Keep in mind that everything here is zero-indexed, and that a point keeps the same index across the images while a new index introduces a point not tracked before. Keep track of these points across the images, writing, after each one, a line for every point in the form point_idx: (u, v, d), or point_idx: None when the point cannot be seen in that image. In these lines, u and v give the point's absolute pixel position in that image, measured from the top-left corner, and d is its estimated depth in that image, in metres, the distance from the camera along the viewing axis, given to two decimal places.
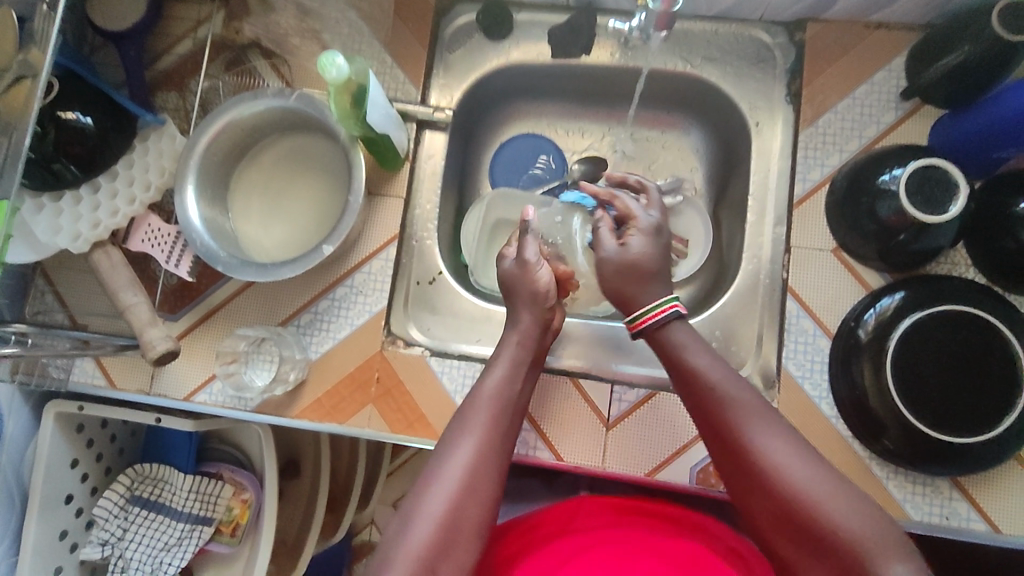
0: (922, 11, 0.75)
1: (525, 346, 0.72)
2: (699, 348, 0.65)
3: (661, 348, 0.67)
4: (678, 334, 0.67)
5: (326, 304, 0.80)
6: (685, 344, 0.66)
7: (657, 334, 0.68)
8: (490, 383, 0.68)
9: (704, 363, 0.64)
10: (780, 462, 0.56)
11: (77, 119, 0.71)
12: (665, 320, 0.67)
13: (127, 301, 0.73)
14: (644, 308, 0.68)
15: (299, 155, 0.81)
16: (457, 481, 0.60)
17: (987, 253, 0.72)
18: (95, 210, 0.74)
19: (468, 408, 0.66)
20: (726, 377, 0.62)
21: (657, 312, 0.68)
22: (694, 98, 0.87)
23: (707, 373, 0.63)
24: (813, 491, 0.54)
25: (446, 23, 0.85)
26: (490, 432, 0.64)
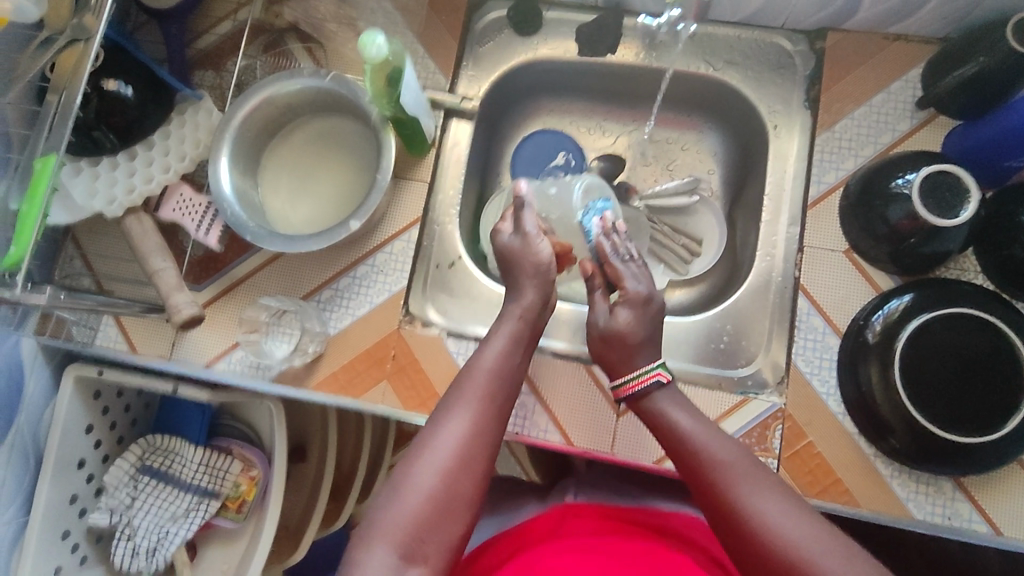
0: (941, 24, 0.77)
1: (526, 323, 0.71)
2: (684, 412, 0.64)
3: (646, 415, 0.66)
4: (662, 405, 0.65)
5: (348, 282, 0.82)
6: (672, 407, 0.65)
7: (642, 404, 0.67)
8: (487, 360, 0.66)
9: (689, 425, 0.62)
10: (777, 521, 0.53)
11: (120, 89, 0.74)
12: (647, 388, 0.66)
13: (155, 266, 0.76)
14: (630, 376, 0.68)
15: (329, 136, 0.83)
16: (448, 454, 0.58)
17: (995, 259, 0.74)
18: (130, 176, 0.77)
19: (463, 379, 0.64)
20: (712, 437, 0.61)
21: (638, 381, 0.67)
22: (714, 100, 0.89)
23: (692, 434, 0.61)
24: (808, 543, 0.51)
25: (478, 17, 0.88)
26: (485, 408, 0.62)
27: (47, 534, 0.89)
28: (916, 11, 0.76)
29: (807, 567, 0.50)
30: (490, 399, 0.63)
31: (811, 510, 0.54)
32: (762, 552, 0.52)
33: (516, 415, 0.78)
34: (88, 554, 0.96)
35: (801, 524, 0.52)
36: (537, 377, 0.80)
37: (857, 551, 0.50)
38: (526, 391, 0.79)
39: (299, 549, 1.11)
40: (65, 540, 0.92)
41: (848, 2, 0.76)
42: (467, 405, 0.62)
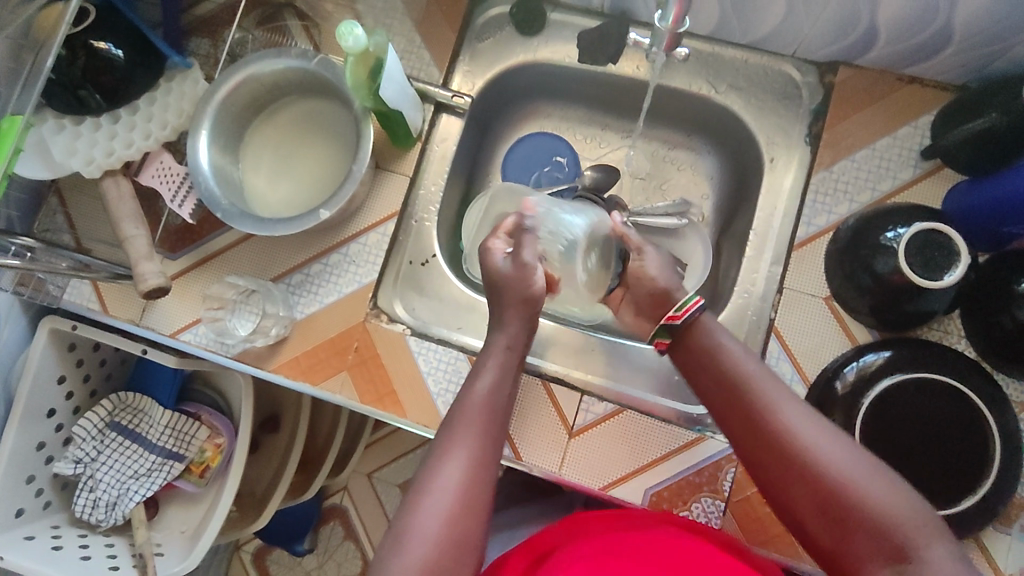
0: (958, 72, 0.73)
1: (516, 348, 0.68)
2: (735, 343, 0.63)
3: (688, 340, 0.65)
4: (711, 327, 0.65)
5: (319, 268, 0.81)
6: (717, 333, 0.64)
7: (690, 330, 0.65)
8: (478, 391, 0.64)
9: (736, 353, 0.62)
10: (805, 443, 0.55)
11: (109, 50, 0.73)
12: (697, 312, 0.66)
13: (127, 232, 0.76)
14: (675, 304, 0.67)
15: (315, 118, 0.82)
16: (450, 495, 0.57)
17: (980, 326, 0.70)
18: (111, 139, 0.77)
19: (456, 415, 0.62)
20: (768, 381, 0.59)
21: (687, 307, 0.66)
22: (715, 124, 0.86)
23: (742, 363, 0.61)
24: (833, 464, 0.53)
25: (480, 12, 0.85)
26: (481, 443, 0.60)
27: (10, 477, 0.91)
28: (933, 55, 0.72)
29: (850, 482, 0.52)
30: (487, 428, 0.62)
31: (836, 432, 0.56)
32: (803, 474, 0.54)
33: None
34: (52, 500, 0.98)
35: (827, 442, 0.55)
36: None
37: (877, 470, 0.53)
38: None
39: (262, 517, 1.11)
40: (30, 484, 0.94)
41: (861, 37, 0.72)
42: (463, 440, 0.60)
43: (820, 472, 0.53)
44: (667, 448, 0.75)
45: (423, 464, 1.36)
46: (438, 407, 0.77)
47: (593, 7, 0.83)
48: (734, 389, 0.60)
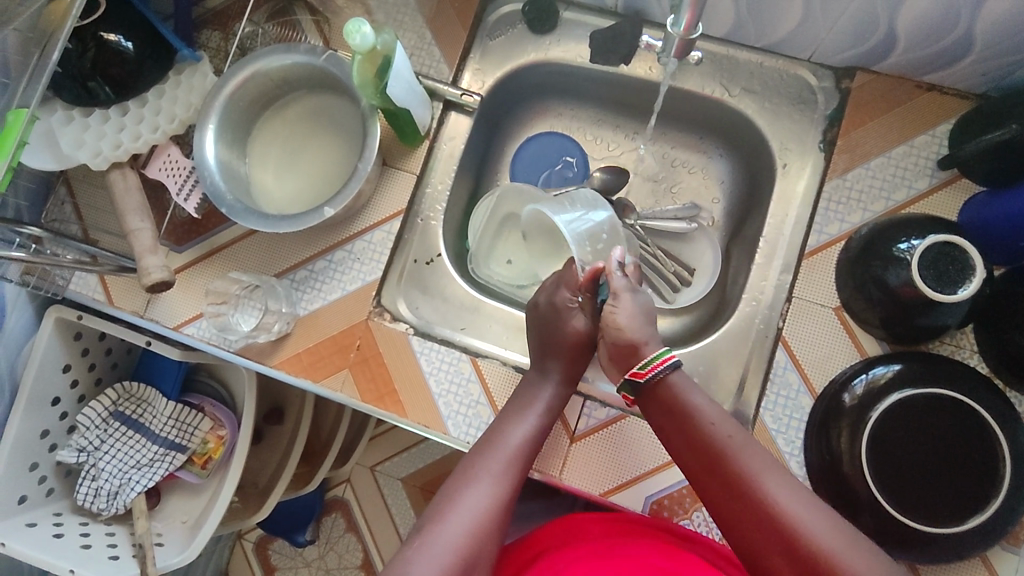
0: (979, 80, 0.72)
1: (558, 399, 0.72)
2: (708, 404, 0.64)
3: (660, 399, 0.65)
4: (682, 386, 0.65)
5: (323, 265, 0.81)
6: (687, 393, 0.65)
7: (660, 390, 0.65)
8: (510, 438, 0.66)
9: (711, 413, 0.63)
10: (790, 513, 0.56)
11: (119, 42, 0.73)
12: (665, 370, 0.65)
13: (132, 225, 0.75)
14: (649, 355, 0.66)
15: (323, 114, 0.82)
16: (469, 522, 0.59)
17: (995, 341, 0.69)
18: (119, 131, 0.77)
19: (484, 450, 0.65)
20: (745, 447, 0.60)
21: (657, 363, 0.65)
22: (728, 127, 0.85)
23: (717, 425, 0.62)
24: (816, 536, 0.54)
25: (492, 9, 0.84)
26: (505, 479, 0.63)
27: (14, 464, 0.91)
28: (953, 63, 0.70)
29: (832, 555, 0.53)
30: (511, 475, 0.64)
31: (823, 507, 0.57)
32: (786, 544, 0.55)
33: (472, 426, 0.76)
34: (56, 487, 0.99)
35: (810, 515, 0.56)
36: (497, 394, 0.77)
37: (861, 545, 0.54)
38: (483, 402, 0.77)
39: (262, 509, 1.11)
40: (32, 471, 0.95)
41: (880, 43, 0.71)
42: (484, 480, 0.62)
43: (802, 543, 0.54)
44: (669, 457, 0.74)
45: (425, 460, 1.36)
46: (439, 408, 0.77)
47: (607, 6, 0.82)
48: (715, 453, 0.61)
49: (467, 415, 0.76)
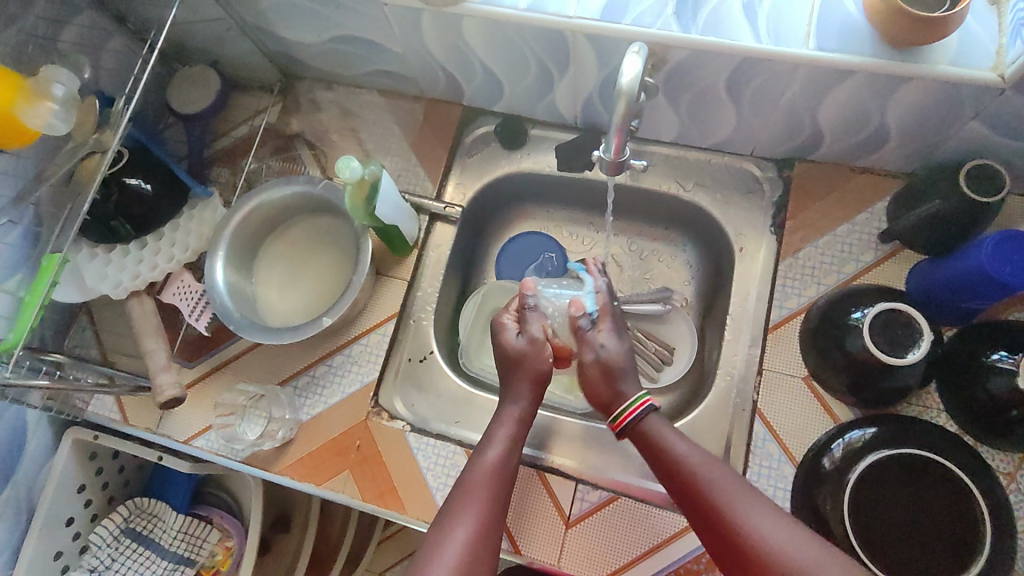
0: (904, 162, 0.80)
1: (524, 424, 0.73)
2: (680, 438, 0.66)
3: (642, 441, 0.68)
4: (658, 426, 0.68)
5: (324, 370, 0.87)
6: (664, 434, 0.67)
7: (637, 427, 0.69)
8: (487, 462, 0.68)
9: (684, 447, 0.65)
10: (768, 540, 0.56)
11: (138, 184, 0.83)
12: (643, 413, 0.69)
13: (148, 346, 0.83)
14: (625, 402, 0.70)
15: (321, 233, 0.90)
16: (456, 558, 0.59)
17: (958, 399, 0.73)
18: (137, 264, 0.85)
19: (461, 487, 0.66)
20: (714, 472, 0.62)
21: (632, 408, 0.69)
22: (688, 218, 0.92)
23: (688, 458, 0.64)
24: (797, 560, 0.55)
25: (468, 131, 0.95)
26: (486, 508, 0.64)
27: None
28: (877, 150, 0.79)
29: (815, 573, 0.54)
30: (494, 499, 0.65)
31: (801, 529, 0.57)
32: None
33: None
34: None
35: (786, 535, 0.56)
36: None
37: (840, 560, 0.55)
38: None
39: None
40: None
41: (808, 138, 0.80)
42: (470, 508, 0.63)
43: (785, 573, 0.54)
44: (665, 536, 0.76)
45: None
46: (438, 502, 0.79)
47: (568, 122, 0.92)
48: (692, 485, 0.62)
49: None
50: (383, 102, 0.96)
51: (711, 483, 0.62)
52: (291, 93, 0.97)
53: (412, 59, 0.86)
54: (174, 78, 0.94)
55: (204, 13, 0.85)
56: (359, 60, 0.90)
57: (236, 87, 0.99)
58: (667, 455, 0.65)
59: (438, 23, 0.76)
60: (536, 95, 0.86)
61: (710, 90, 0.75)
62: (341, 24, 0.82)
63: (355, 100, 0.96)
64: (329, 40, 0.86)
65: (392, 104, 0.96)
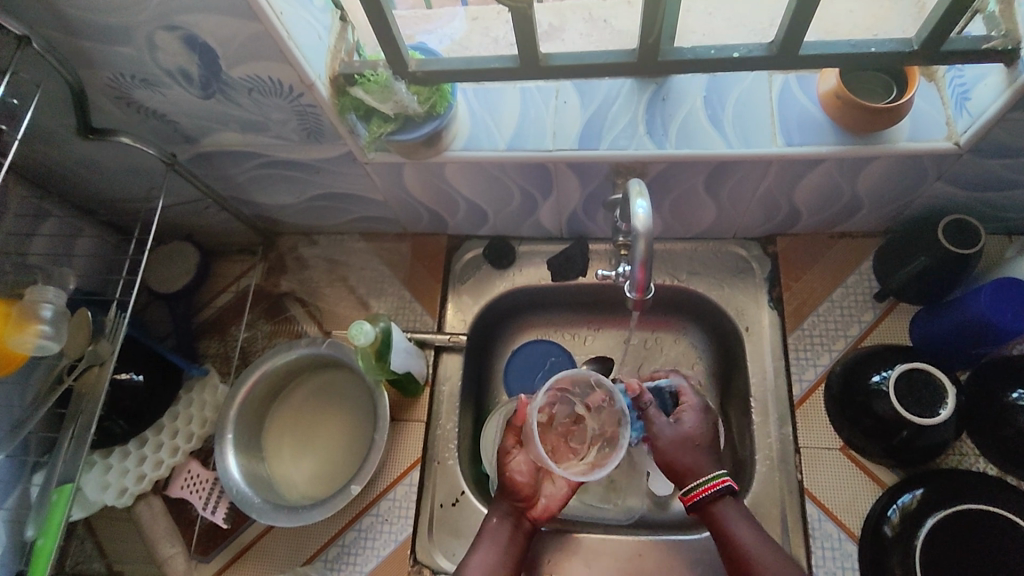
0: (878, 223, 0.85)
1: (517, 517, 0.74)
2: (750, 525, 0.69)
3: (707, 521, 0.71)
4: (730, 515, 0.70)
5: (353, 536, 0.82)
6: (734, 520, 0.70)
7: (710, 510, 0.71)
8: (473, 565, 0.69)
9: (750, 540, 0.68)
10: None
11: (131, 377, 0.80)
12: (718, 494, 0.71)
13: (165, 552, 0.80)
14: (699, 480, 0.72)
15: (328, 389, 0.88)
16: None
17: (989, 443, 0.74)
18: (140, 463, 0.80)
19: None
20: (767, 552, 0.67)
21: (703, 488, 0.72)
22: (686, 305, 0.94)
23: (753, 550, 0.67)
24: None
25: (457, 258, 0.95)
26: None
27: None
28: (851, 217, 0.83)
29: None
30: None
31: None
32: None
33: None
34: None
35: None
36: None
37: None
38: None
39: None
40: None
41: (786, 215, 0.83)
42: None
43: None
44: None
45: None
46: None
47: (554, 234, 0.94)
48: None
49: None
50: (369, 246, 0.97)
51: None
52: (274, 251, 0.97)
53: (395, 203, 0.87)
54: (152, 259, 0.93)
55: (182, 195, 0.85)
56: (341, 212, 0.91)
57: (216, 255, 0.99)
58: (733, 545, 0.68)
59: (420, 171, 0.78)
60: (521, 216, 0.89)
61: (689, 192, 0.78)
62: (322, 184, 0.84)
63: (341, 248, 0.97)
64: (310, 199, 0.88)
65: (378, 246, 0.97)
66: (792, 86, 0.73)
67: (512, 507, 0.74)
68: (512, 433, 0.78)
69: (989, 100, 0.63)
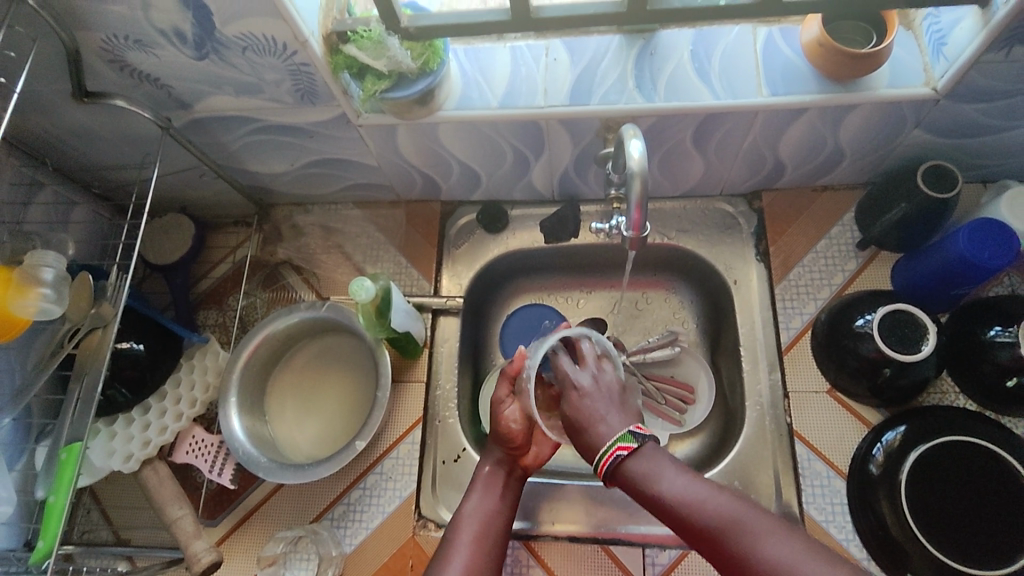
0: (859, 175, 0.87)
1: (507, 463, 0.74)
2: (669, 470, 0.57)
3: (629, 486, 0.58)
4: (641, 465, 0.58)
5: (358, 494, 0.83)
6: (650, 473, 0.57)
7: (623, 479, 0.59)
8: (469, 506, 0.69)
9: (676, 489, 0.56)
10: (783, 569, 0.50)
11: (131, 347, 0.81)
12: (620, 461, 0.58)
13: (173, 514, 0.77)
14: (600, 453, 0.59)
15: (329, 353, 0.89)
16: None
17: (969, 380, 0.78)
18: (145, 429, 0.80)
19: (451, 535, 0.66)
20: (701, 499, 0.55)
21: (610, 456, 0.58)
22: (676, 263, 0.96)
23: (677, 496, 0.56)
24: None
25: (451, 224, 0.97)
26: (477, 551, 0.65)
27: None
28: (833, 170, 0.86)
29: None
30: (481, 538, 0.66)
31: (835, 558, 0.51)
32: None
33: None
34: None
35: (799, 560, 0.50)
36: (549, 558, 0.80)
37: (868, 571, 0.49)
38: (534, 563, 0.79)
39: None
40: None
41: (771, 169, 0.86)
42: (458, 550, 0.65)
43: None
44: None
45: None
46: None
47: (546, 197, 0.96)
48: (694, 529, 0.55)
49: None
50: (363, 214, 0.98)
51: (719, 523, 0.53)
52: (268, 221, 0.98)
53: (389, 168, 0.89)
54: (146, 232, 0.94)
55: (177, 164, 0.86)
56: (334, 178, 0.92)
57: (210, 227, 0.99)
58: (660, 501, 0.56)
59: (413, 133, 0.79)
60: (513, 178, 0.90)
61: (677, 147, 0.80)
62: (316, 150, 0.84)
63: (335, 217, 0.98)
64: (303, 166, 0.88)
65: (372, 214, 0.98)
66: (775, 39, 0.75)
67: (503, 455, 0.74)
68: (506, 383, 0.75)
69: (965, 43, 0.66)
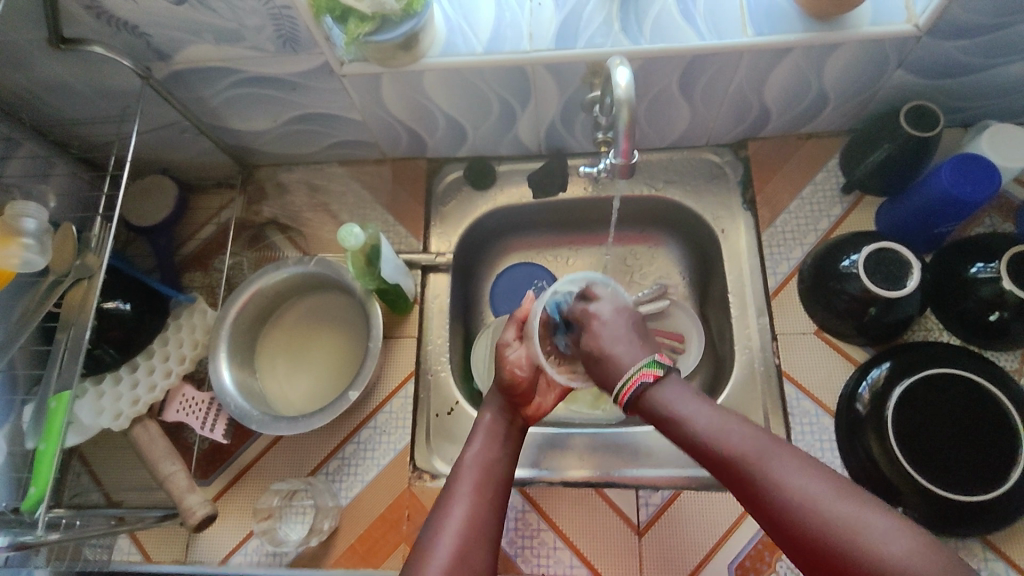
0: (843, 122, 0.88)
1: (506, 411, 0.73)
2: (692, 401, 0.59)
3: (650, 413, 0.61)
4: (664, 395, 0.60)
5: (353, 448, 0.83)
6: (670, 402, 0.59)
7: (642, 403, 0.61)
8: (469, 454, 0.68)
9: (695, 417, 0.57)
10: (803, 494, 0.50)
11: (117, 306, 0.79)
12: (638, 388, 0.60)
13: (165, 470, 0.76)
14: (619, 381, 0.62)
15: (318, 312, 0.89)
16: (457, 532, 0.60)
17: (952, 316, 0.79)
18: (134, 388, 0.80)
19: (453, 481, 0.65)
20: (719, 427, 0.56)
21: (630, 383, 0.61)
22: (664, 216, 0.97)
23: (697, 426, 0.57)
24: (828, 507, 0.49)
25: (437, 181, 0.97)
26: (480, 495, 0.64)
27: None
28: (817, 116, 0.87)
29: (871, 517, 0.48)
30: (484, 485, 0.65)
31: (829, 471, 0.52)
32: (806, 532, 0.49)
33: (525, 538, 0.79)
34: None
35: (814, 484, 0.50)
36: (544, 503, 0.80)
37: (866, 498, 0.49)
38: (528, 508, 0.80)
39: None
40: None
41: (756, 116, 0.86)
42: (462, 496, 0.63)
43: (819, 525, 0.48)
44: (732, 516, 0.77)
45: None
46: (508, 550, 0.78)
47: (533, 152, 0.96)
48: (714, 458, 0.55)
49: (520, 528, 0.79)
50: (349, 172, 0.97)
51: (739, 452, 0.54)
52: (253, 182, 0.98)
53: (375, 124, 0.88)
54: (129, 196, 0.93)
55: (158, 120, 0.84)
56: (320, 136, 0.91)
57: (192, 190, 0.99)
58: (680, 430, 0.58)
59: (398, 83, 0.78)
60: (500, 132, 0.90)
61: (665, 93, 0.80)
62: (300, 105, 0.84)
63: (322, 175, 0.97)
64: (287, 122, 0.87)
65: (358, 172, 0.97)
66: None
67: (505, 403, 0.74)
68: (515, 327, 0.78)
69: None
